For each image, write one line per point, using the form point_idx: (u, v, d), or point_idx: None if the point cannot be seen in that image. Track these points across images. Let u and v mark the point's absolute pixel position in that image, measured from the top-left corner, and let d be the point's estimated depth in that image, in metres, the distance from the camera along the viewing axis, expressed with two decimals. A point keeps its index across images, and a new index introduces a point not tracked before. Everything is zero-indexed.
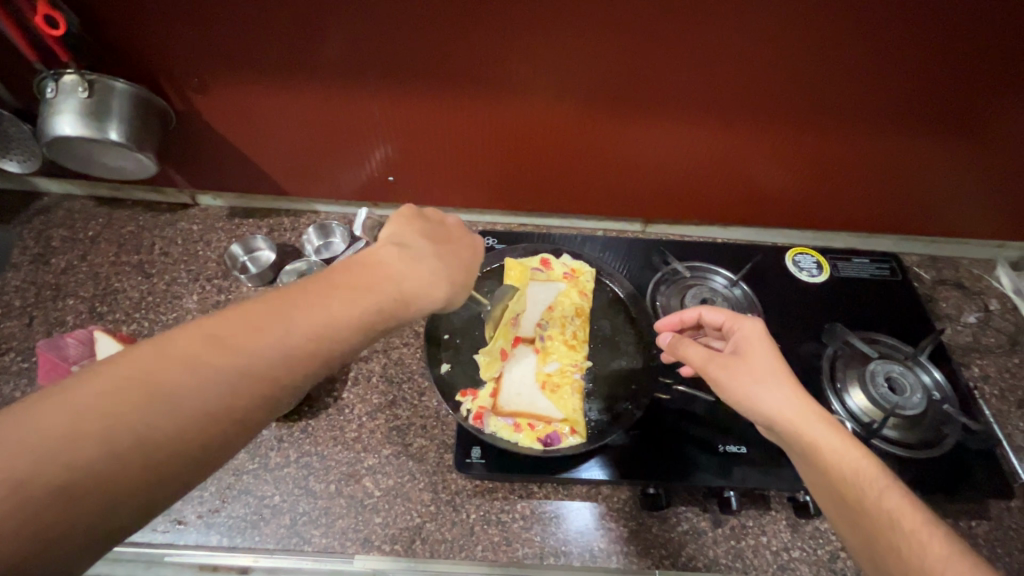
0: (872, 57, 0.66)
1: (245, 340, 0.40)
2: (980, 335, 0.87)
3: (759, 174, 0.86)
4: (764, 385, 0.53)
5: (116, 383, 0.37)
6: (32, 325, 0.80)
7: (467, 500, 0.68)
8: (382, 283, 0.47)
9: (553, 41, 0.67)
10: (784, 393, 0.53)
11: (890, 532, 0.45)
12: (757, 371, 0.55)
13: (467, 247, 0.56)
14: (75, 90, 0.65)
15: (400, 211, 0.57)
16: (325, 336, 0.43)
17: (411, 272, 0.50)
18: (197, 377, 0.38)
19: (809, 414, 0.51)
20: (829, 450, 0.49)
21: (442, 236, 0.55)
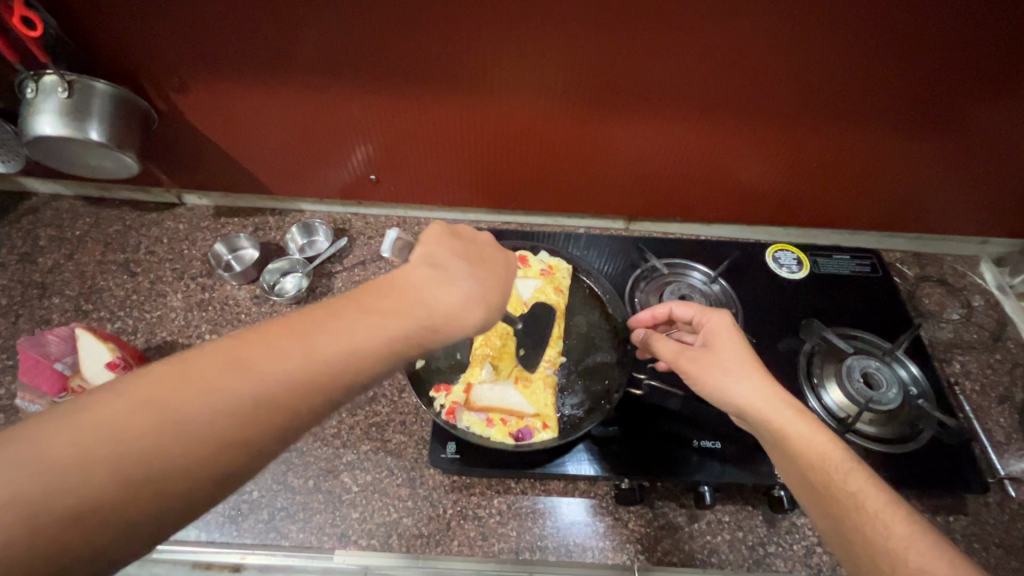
0: (848, 51, 0.66)
1: (266, 365, 0.38)
2: (962, 331, 0.87)
3: (738, 170, 0.87)
4: (734, 375, 0.53)
5: (132, 407, 0.34)
6: (17, 323, 0.81)
7: (444, 496, 0.69)
8: (431, 322, 0.44)
9: (528, 38, 0.67)
10: (753, 382, 0.53)
11: (857, 514, 0.44)
12: (726, 362, 0.55)
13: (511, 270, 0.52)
14: (55, 90, 0.66)
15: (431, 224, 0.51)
16: (359, 360, 0.41)
17: (458, 308, 0.45)
18: (212, 403, 0.35)
19: (777, 401, 0.51)
20: (797, 436, 0.49)
21: (479, 255, 0.50)
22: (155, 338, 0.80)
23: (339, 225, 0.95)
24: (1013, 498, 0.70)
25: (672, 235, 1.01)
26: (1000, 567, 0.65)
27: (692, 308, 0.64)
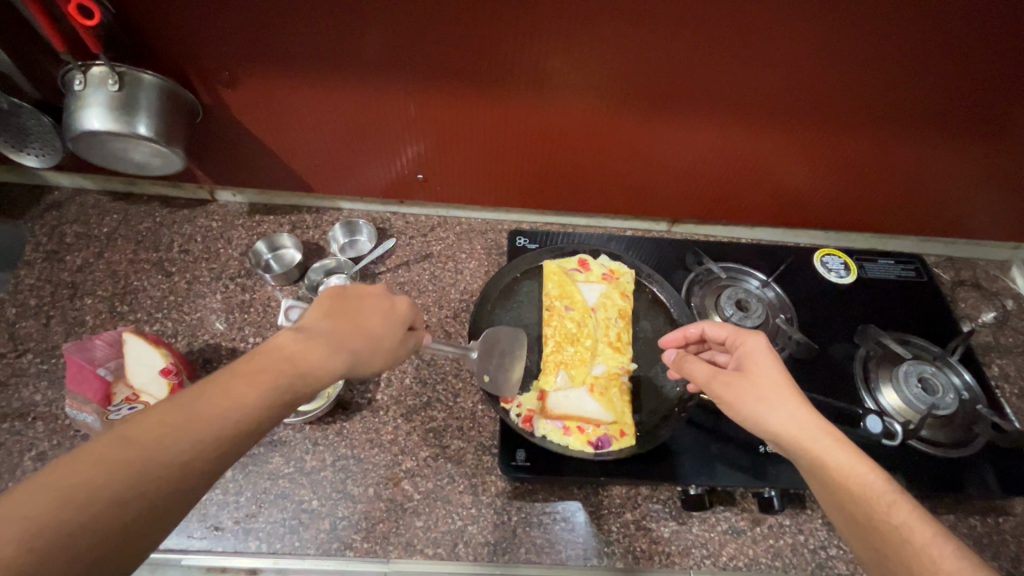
0: (916, 60, 0.66)
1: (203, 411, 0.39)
2: (999, 335, 0.89)
3: (787, 175, 0.87)
4: (769, 403, 0.53)
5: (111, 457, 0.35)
6: (49, 325, 0.77)
7: (508, 503, 0.68)
8: (301, 367, 0.45)
9: (600, 39, 0.66)
10: (789, 408, 0.52)
11: (901, 548, 0.43)
12: (761, 388, 0.54)
13: (396, 319, 0.55)
14: (105, 82, 0.62)
15: (323, 294, 0.54)
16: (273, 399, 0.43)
17: (325, 360, 0.47)
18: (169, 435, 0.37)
19: (816, 430, 0.50)
20: (835, 465, 0.48)
21: (349, 313, 0.52)
22: (196, 341, 0.78)
23: (380, 224, 0.93)
24: None
25: (713, 238, 1.01)
26: None
27: (724, 329, 0.62)
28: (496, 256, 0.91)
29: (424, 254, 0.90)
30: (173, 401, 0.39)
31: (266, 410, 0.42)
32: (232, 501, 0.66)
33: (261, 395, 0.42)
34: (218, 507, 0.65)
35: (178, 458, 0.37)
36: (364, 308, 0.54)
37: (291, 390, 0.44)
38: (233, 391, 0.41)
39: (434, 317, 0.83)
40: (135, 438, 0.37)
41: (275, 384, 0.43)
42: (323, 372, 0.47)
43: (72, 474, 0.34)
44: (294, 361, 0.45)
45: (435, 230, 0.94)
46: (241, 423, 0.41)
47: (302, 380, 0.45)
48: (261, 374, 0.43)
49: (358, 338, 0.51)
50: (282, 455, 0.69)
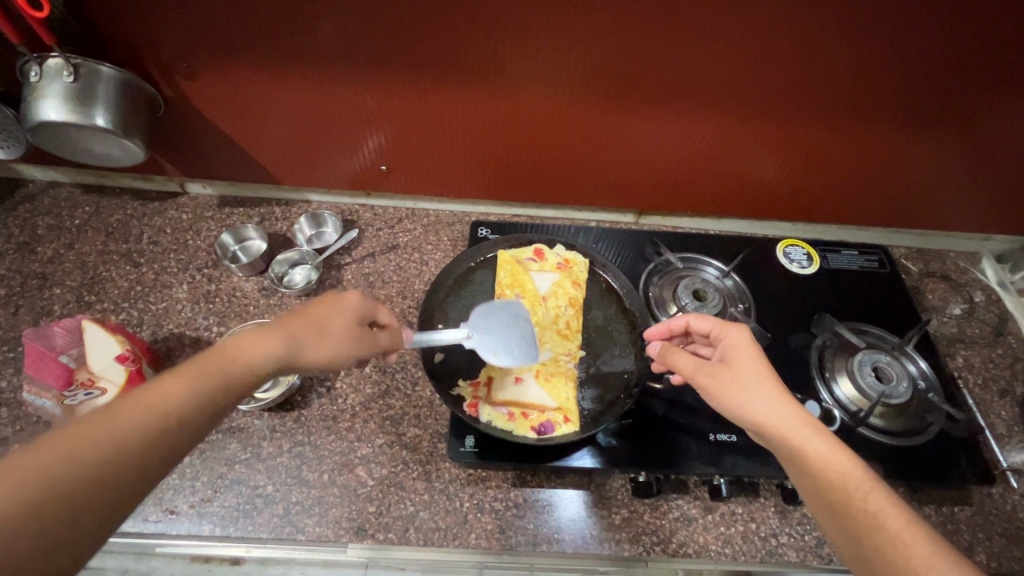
0: (870, 48, 0.66)
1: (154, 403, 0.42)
2: (965, 326, 0.89)
3: (751, 166, 0.87)
4: (752, 393, 0.51)
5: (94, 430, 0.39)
6: (17, 314, 0.78)
7: (460, 489, 0.69)
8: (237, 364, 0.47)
9: (549, 29, 0.66)
10: (771, 400, 0.51)
11: (879, 537, 0.43)
12: (744, 379, 0.53)
13: (349, 311, 0.55)
14: (60, 74, 0.63)
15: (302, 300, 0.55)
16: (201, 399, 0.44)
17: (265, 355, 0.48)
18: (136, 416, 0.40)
19: (797, 418, 0.49)
20: (816, 455, 0.47)
21: (312, 311, 0.53)
22: (161, 330, 0.79)
23: (348, 216, 0.94)
24: (1015, 489, 0.72)
25: (681, 229, 1.01)
26: (1002, 555, 0.67)
27: (709, 323, 0.61)
28: (462, 248, 0.92)
29: (391, 245, 0.91)
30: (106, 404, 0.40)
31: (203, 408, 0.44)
32: (188, 486, 0.67)
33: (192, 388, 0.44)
34: (174, 491, 0.66)
35: (104, 460, 0.38)
36: (313, 306, 0.54)
37: (222, 376, 0.46)
38: (161, 387, 0.43)
39: (396, 307, 0.84)
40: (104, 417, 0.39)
41: (203, 379, 0.45)
42: (259, 360, 0.48)
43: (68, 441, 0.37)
44: (226, 357, 0.46)
45: (403, 221, 0.95)
46: (173, 415, 0.42)
47: (235, 370, 0.46)
48: (191, 368, 0.45)
49: (309, 330, 0.51)
50: (239, 441, 0.70)
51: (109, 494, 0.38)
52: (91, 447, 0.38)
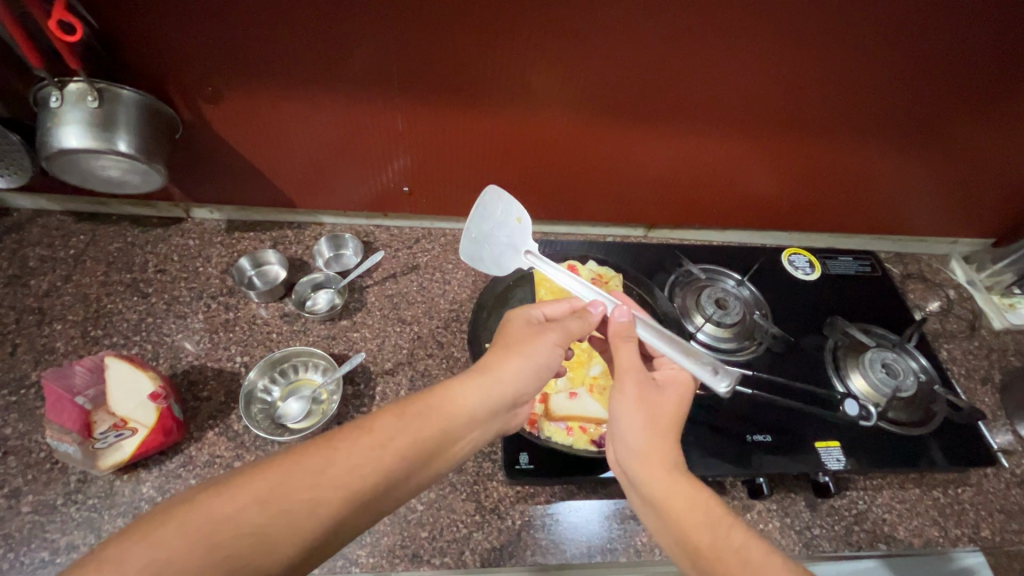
0: (869, 73, 0.72)
1: (383, 434, 0.46)
2: (945, 322, 0.97)
3: (754, 181, 0.92)
4: (642, 429, 0.54)
5: (346, 463, 0.43)
6: (15, 354, 0.73)
7: (510, 508, 0.69)
8: (452, 409, 0.50)
9: (580, 57, 0.69)
10: (655, 436, 0.54)
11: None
12: (650, 411, 0.55)
13: (522, 320, 0.59)
14: (84, 99, 0.61)
15: (514, 321, 0.59)
16: (422, 428, 0.48)
17: (480, 392, 0.52)
18: (372, 447, 0.45)
19: (672, 459, 0.52)
20: (679, 494, 0.50)
21: (520, 339, 0.57)
22: (180, 363, 0.75)
23: (365, 238, 0.92)
24: (1005, 468, 0.80)
25: (686, 241, 1.06)
26: (1003, 530, 0.73)
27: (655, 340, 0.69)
28: None
29: (411, 265, 0.90)
30: (337, 435, 0.45)
31: (422, 446, 0.47)
32: None
33: (414, 425, 0.48)
34: None
35: (359, 484, 0.43)
36: (513, 334, 0.57)
37: (440, 421, 0.49)
38: (385, 423, 0.47)
39: (425, 328, 0.83)
40: (355, 452, 0.44)
41: (426, 416, 0.49)
42: (474, 403, 0.51)
43: (319, 471, 0.42)
44: (442, 403, 0.50)
45: (420, 242, 0.94)
46: (398, 453, 0.46)
47: (450, 416, 0.50)
48: (401, 411, 0.48)
49: (523, 362, 0.55)
50: None
51: (366, 505, 0.43)
52: (329, 495, 0.41)
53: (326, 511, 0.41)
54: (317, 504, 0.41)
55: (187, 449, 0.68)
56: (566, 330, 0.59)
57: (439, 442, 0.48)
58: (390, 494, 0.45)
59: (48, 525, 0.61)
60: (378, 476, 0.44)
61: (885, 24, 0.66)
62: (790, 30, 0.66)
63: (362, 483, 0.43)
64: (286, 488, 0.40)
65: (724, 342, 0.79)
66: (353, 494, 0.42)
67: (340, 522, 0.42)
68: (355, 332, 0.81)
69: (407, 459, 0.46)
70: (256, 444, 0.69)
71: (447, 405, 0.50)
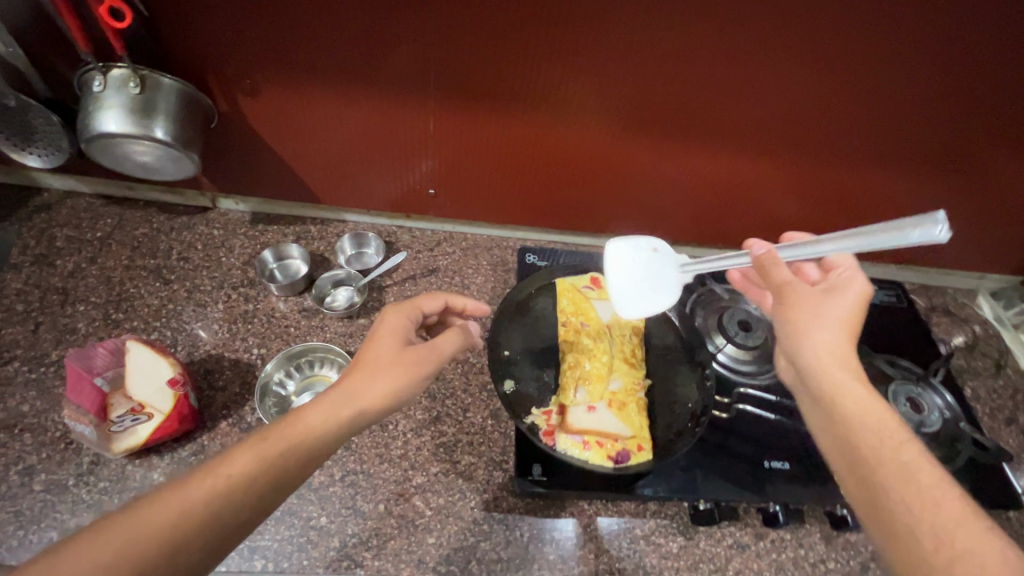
0: (905, 103, 0.72)
1: (241, 461, 0.42)
2: (970, 359, 0.95)
3: (781, 204, 0.92)
4: (817, 334, 0.49)
5: (204, 493, 0.40)
6: (37, 332, 0.73)
7: (521, 519, 0.68)
8: (321, 422, 0.46)
9: (614, 70, 0.69)
10: (832, 341, 0.49)
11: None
12: (823, 316, 0.50)
13: (394, 331, 0.54)
14: (125, 85, 0.62)
15: (380, 322, 0.55)
16: (283, 447, 0.44)
17: (349, 402, 0.48)
18: (231, 473, 0.41)
19: (850, 368, 0.48)
20: (853, 401, 0.46)
21: (396, 346, 0.52)
22: (197, 352, 0.75)
23: (386, 238, 0.92)
24: None
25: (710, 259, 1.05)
26: None
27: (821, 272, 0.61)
28: (502, 272, 0.92)
29: (431, 268, 0.90)
30: (200, 465, 0.42)
31: (279, 476, 0.43)
32: None
33: (279, 442, 0.44)
34: None
35: (216, 513, 0.40)
36: (384, 339, 0.53)
37: (307, 435, 0.45)
38: (241, 449, 0.43)
39: None
40: (203, 481, 0.40)
41: (293, 431, 0.45)
42: (351, 414, 0.47)
43: (162, 507, 0.39)
44: (309, 415, 0.46)
45: (441, 245, 0.94)
46: (256, 476, 0.42)
47: (320, 426, 0.46)
48: (260, 436, 0.44)
49: (407, 367, 0.51)
50: None
51: (234, 529, 0.40)
52: (179, 530, 0.38)
53: (181, 544, 0.38)
54: (167, 540, 0.38)
55: (199, 438, 0.68)
56: (442, 355, 0.54)
57: (296, 472, 0.44)
58: (262, 512, 0.42)
59: (58, 504, 0.61)
60: (242, 497, 0.41)
61: (924, 53, 0.65)
62: (828, 54, 0.66)
63: (222, 507, 0.40)
64: (133, 527, 0.37)
65: (743, 365, 0.78)
66: (211, 525, 0.39)
67: (211, 552, 0.40)
68: None
69: (274, 478, 0.42)
70: None
71: (312, 420, 0.46)
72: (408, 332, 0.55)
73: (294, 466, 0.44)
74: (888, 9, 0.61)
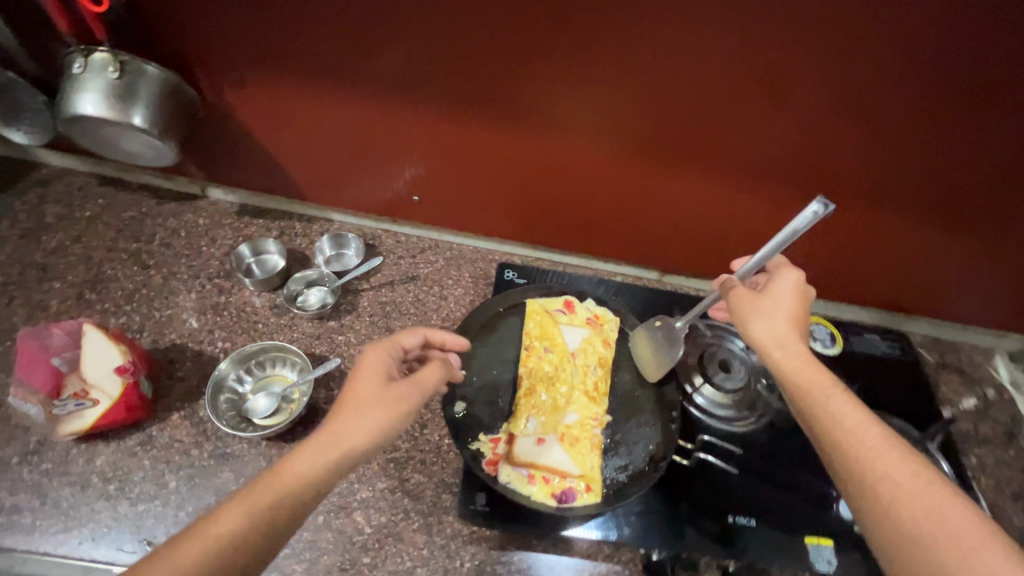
0: (933, 152, 0.63)
1: (229, 521, 0.40)
2: (978, 425, 0.87)
3: (790, 248, 0.82)
4: (761, 323, 0.54)
5: (191, 558, 0.38)
6: (11, 305, 0.75)
7: (462, 548, 0.64)
8: (307, 473, 0.44)
9: (602, 88, 0.64)
10: (775, 327, 0.53)
11: (915, 537, 0.40)
12: (764, 307, 0.55)
13: (375, 369, 0.52)
14: (105, 69, 0.61)
15: (361, 360, 0.52)
16: (270, 504, 0.42)
17: (333, 448, 0.46)
18: (220, 536, 0.39)
19: (795, 348, 0.52)
20: (797, 377, 0.50)
21: (379, 386, 0.50)
22: (162, 340, 0.75)
23: (370, 240, 0.91)
24: None
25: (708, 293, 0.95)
26: None
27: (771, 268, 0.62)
28: (483, 286, 0.89)
29: (410, 275, 0.88)
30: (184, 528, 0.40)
31: (272, 529, 0.41)
32: (171, 514, 0.62)
33: (265, 498, 0.42)
34: (154, 519, 0.61)
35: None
36: (364, 378, 0.51)
37: (292, 488, 0.43)
38: (228, 508, 0.41)
39: None
40: (191, 546, 0.39)
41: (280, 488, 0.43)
42: (337, 462, 0.45)
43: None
44: (294, 467, 0.44)
45: (425, 252, 0.92)
46: (246, 536, 0.40)
47: (306, 477, 0.44)
48: (245, 492, 0.42)
49: (389, 409, 0.49)
50: (232, 470, 0.66)
51: None
52: None
53: None
54: None
55: (148, 428, 0.67)
56: (422, 391, 0.52)
57: (290, 522, 0.42)
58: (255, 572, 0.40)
59: None
60: (233, 560, 0.39)
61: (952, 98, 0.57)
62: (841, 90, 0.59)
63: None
64: None
65: (721, 410, 0.73)
66: None
67: None
68: (340, 334, 0.79)
69: (263, 535, 0.41)
70: (217, 434, 0.68)
71: (297, 472, 0.44)
72: (390, 369, 0.53)
73: (282, 521, 0.42)
74: (912, 45, 0.54)
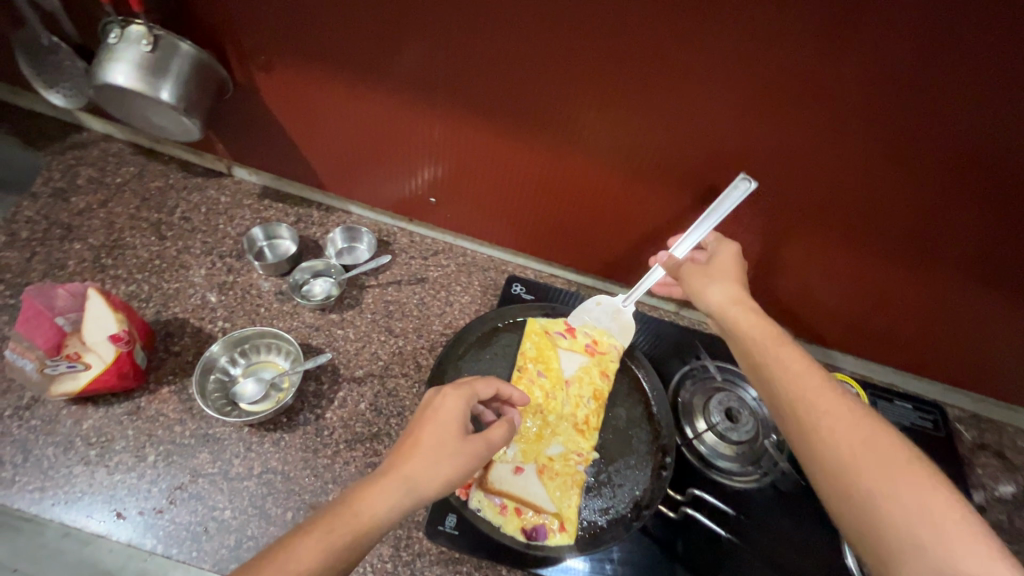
0: (998, 222, 0.56)
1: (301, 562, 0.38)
2: (1015, 517, 0.78)
3: (823, 296, 0.76)
4: (711, 282, 0.61)
5: None
6: (31, 260, 0.77)
7: (427, 567, 0.61)
8: (378, 522, 0.41)
9: (632, 113, 0.60)
10: (723, 286, 0.60)
11: (829, 452, 0.44)
12: (712, 271, 0.62)
13: (452, 417, 0.48)
14: (139, 41, 0.62)
15: (439, 401, 0.49)
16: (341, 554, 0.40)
17: (405, 500, 0.43)
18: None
19: (739, 301, 0.58)
20: (741, 326, 0.56)
21: (457, 436, 0.47)
22: (166, 312, 0.75)
23: (385, 237, 0.90)
24: None
25: None
26: None
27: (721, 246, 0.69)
28: (491, 297, 0.87)
29: (419, 277, 0.87)
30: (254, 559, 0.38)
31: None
32: (144, 489, 0.62)
33: (339, 544, 0.40)
34: (127, 492, 0.61)
35: None
36: (442, 424, 0.47)
37: (360, 539, 0.41)
38: (301, 551, 0.38)
39: (409, 344, 0.79)
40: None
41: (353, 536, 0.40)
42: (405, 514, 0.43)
43: None
44: (368, 513, 0.41)
45: (438, 255, 0.90)
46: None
47: (377, 528, 0.41)
48: (323, 533, 0.40)
49: (461, 465, 0.46)
50: (210, 452, 0.65)
51: None
52: None
53: None
54: None
55: (138, 398, 0.67)
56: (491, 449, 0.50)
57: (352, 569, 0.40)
58: None
59: None
60: None
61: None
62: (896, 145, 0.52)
63: None
64: None
65: (722, 461, 0.68)
66: None
67: None
68: (339, 329, 0.78)
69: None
70: (202, 414, 0.67)
71: (368, 519, 0.41)
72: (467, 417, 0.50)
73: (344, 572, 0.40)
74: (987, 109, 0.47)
